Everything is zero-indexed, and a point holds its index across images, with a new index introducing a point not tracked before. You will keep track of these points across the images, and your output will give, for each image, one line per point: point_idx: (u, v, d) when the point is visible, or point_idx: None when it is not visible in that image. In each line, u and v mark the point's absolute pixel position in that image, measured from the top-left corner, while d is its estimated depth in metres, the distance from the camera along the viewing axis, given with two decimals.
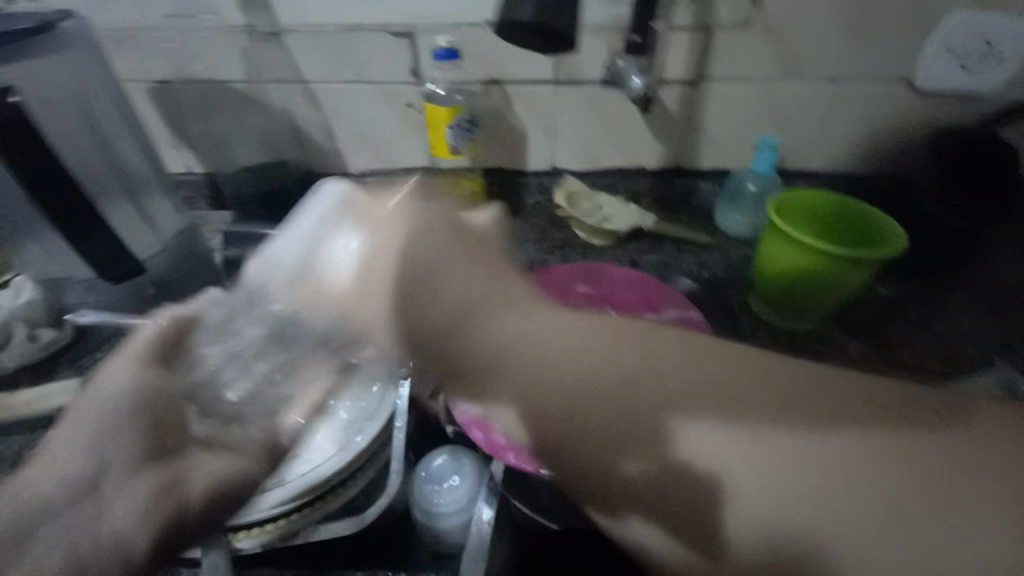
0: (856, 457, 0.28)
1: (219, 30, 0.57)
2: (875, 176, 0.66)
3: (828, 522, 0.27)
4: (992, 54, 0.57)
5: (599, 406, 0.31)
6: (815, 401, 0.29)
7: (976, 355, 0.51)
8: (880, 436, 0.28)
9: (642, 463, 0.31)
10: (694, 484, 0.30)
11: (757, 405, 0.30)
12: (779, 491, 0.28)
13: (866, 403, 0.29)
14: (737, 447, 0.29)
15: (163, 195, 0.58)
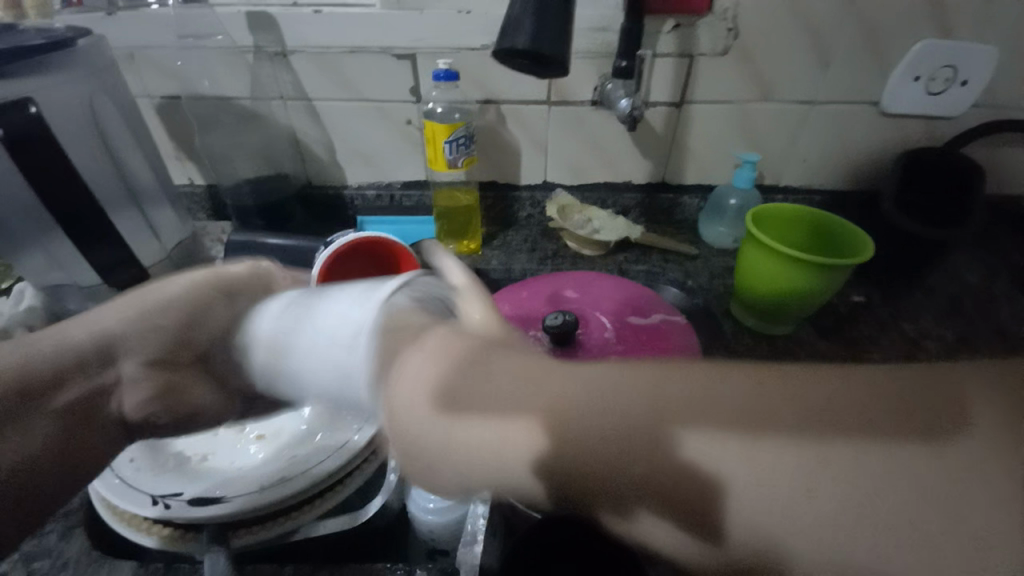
0: (943, 483, 0.20)
1: (229, 50, 0.60)
2: (847, 192, 0.70)
3: (867, 557, 0.21)
4: (956, 80, 0.62)
5: (618, 415, 0.25)
6: (913, 409, 0.22)
7: (941, 354, 0.55)
8: (991, 458, 0.20)
9: (652, 470, 0.24)
10: (710, 499, 0.23)
11: (843, 420, 0.22)
12: (823, 512, 0.21)
13: (1002, 430, 0.21)
14: (746, 460, 0.22)
15: (167, 206, 0.60)
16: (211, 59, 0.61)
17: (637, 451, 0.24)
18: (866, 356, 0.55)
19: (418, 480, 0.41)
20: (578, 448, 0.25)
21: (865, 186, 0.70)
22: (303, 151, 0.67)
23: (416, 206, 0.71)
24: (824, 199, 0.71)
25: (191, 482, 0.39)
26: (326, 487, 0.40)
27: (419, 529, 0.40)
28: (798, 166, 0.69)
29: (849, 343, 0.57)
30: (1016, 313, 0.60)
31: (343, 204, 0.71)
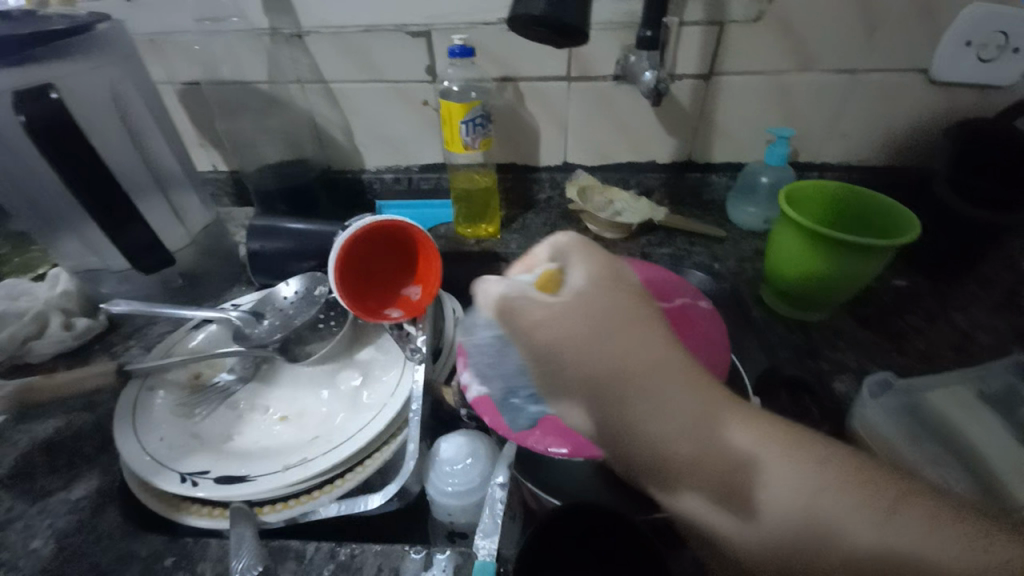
0: (782, 476, 0.29)
1: (247, 32, 0.60)
2: (889, 169, 0.66)
3: (783, 489, 0.28)
4: (1009, 47, 0.56)
5: (678, 432, 0.29)
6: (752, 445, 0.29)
7: (990, 343, 0.52)
8: (784, 452, 0.29)
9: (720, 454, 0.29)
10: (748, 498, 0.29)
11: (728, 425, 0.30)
12: (802, 486, 0.28)
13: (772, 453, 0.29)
14: (746, 441, 0.30)
15: (190, 191, 0.60)
16: (230, 44, 0.61)
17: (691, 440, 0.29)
18: (907, 343, 0.52)
19: (436, 463, 0.41)
20: (654, 424, 0.30)
21: (911, 163, 0.65)
22: (321, 136, 0.67)
23: (435, 188, 0.71)
24: (865, 177, 0.66)
25: (219, 460, 0.40)
26: (347, 467, 0.41)
27: (439, 510, 0.41)
28: (835, 142, 0.65)
29: (889, 331, 0.53)
30: None
31: (362, 189, 0.71)
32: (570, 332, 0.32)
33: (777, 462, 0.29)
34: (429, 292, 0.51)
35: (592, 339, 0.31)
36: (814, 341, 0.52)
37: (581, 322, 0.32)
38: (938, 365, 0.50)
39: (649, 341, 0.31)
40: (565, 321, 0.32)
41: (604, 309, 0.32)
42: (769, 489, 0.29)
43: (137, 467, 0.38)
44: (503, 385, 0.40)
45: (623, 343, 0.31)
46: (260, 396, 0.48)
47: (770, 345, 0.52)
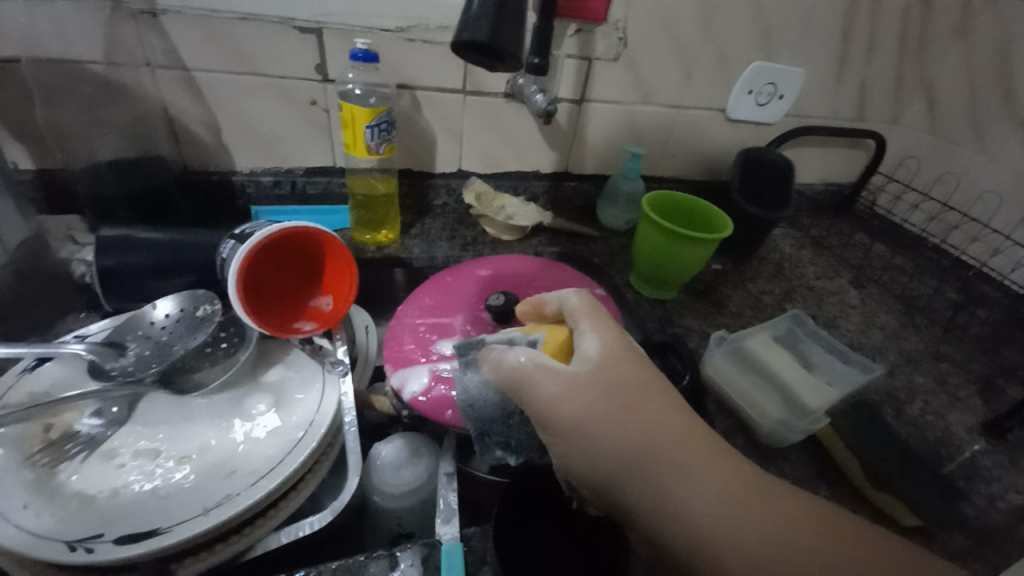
0: (757, 525, 0.31)
1: (71, 0, 0.49)
2: (704, 182, 0.87)
3: (750, 535, 0.31)
4: (777, 95, 0.79)
5: (658, 471, 0.34)
6: (730, 494, 0.32)
7: (773, 304, 0.73)
8: (761, 506, 0.32)
9: (695, 493, 0.33)
10: (715, 537, 0.31)
11: (714, 474, 0.33)
12: (766, 534, 0.30)
13: (746, 503, 0.32)
14: (718, 489, 0.33)
15: (6, 197, 0.46)
16: (41, 11, 0.48)
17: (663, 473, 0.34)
18: (727, 310, 0.70)
19: (378, 469, 0.42)
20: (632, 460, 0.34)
21: (717, 177, 0.87)
22: (179, 130, 0.58)
23: (323, 192, 0.67)
24: (689, 187, 0.86)
25: (112, 520, 0.34)
26: (283, 493, 0.38)
27: (384, 513, 0.42)
28: (669, 160, 0.82)
29: (716, 303, 0.71)
30: (816, 271, 0.80)
31: (234, 193, 0.63)
32: (576, 388, 0.37)
33: (748, 507, 0.32)
34: (343, 300, 0.49)
35: (594, 397, 0.36)
36: (671, 315, 0.67)
37: (587, 399, 0.36)
38: (747, 324, 0.68)
39: (652, 403, 0.36)
40: (585, 392, 0.36)
41: (602, 379, 0.37)
42: (737, 532, 0.31)
43: (14, 547, 0.31)
44: (476, 423, 0.39)
45: (620, 400, 0.36)
46: (145, 438, 0.40)
47: (642, 321, 0.64)
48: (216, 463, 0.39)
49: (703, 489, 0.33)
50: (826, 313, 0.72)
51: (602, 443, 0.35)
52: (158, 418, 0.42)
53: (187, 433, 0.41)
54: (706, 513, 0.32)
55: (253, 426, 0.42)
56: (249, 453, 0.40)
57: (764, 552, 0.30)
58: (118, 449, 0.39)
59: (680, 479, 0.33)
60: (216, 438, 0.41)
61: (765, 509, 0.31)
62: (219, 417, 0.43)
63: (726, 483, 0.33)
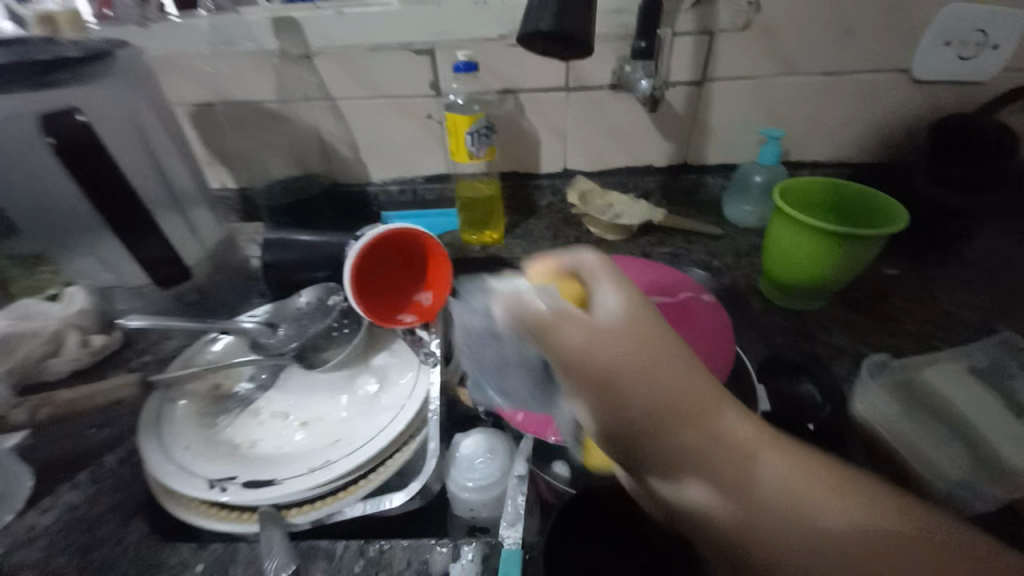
0: (823, 517, 0.27)
1: (255, 55, 0.62)
2: (875, 165, 0.69)
3: (814, 531, 0.27)
4: (988, 45, 0.59)
5: (694, 452, 0.29)
6: (784, 477, 0.28)
7: (980, 322, 0.54)
8: (835, 499, 0.27)
9: (737, 489, 0.29)
10: (765, 517, 0.28)
11: (764, 446, 0.29)
12: (834, 537, 0.26)
13: (814, 486, 0.28)
14: (774, 472, 0.29)
15: (204, 208, 0.62)
16: (238, 66, 0.63)
17: (706, 458, 0.29)
18: (899, 327, 0.54)
19: (456, 462, 0.42)
20: (670, 437, 0.30)
21: (895, 158, 0.68)
22: (327, 150, 0.69)
23: (438, 198, 0.73)
24: (852, 173, 0.69)
25: (245, 467, 0.42)
26: (371, 466, 0.42)
27: (461, 506, 0.42)
28: (822, 141, 0.67)
29: (884, 317, 0.55)
30: None
31: (367, 201, 0.73)
32: (604, 348, 0.31)
33: (810, 493, 0.28)
34: (440, 294, 0.53)
35: (620, 359, 0.31)
36: (813, 329, 0.54)
37: (616, 361, 0.31)
38: (932, 347, 0.52)
39: (682, 365, 0.31)
40: (610, 347, 0.31)
41: (643, 331, 0.32)
42: (799, 534, 0.27)
43: (162, 476, 0.40)
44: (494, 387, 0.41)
45: (651, 363, 0.31)
46: (278, 401, 0.49)
47: (769, 334, 0.53)
48: (325, 431, 0.46)
49: (752, 469, 0.29)
50: None
51: (630, 419, 0.30)
52: (286, 385, 0.51)
53: (305, 401, 0.49)
54: (767, 509, 0.28)
55: (354, 404, 0.48)
56: (350, 426, 0.46)
57: (842, 546, 0.26)
58: (258, 407, 0.48)
59: (731, 471, 0.29)
60: (327, 411, 0.48)
61: (833, 497, 0.27)
62: (331, 392, 0.50)
63: (788, 473, 0.28)
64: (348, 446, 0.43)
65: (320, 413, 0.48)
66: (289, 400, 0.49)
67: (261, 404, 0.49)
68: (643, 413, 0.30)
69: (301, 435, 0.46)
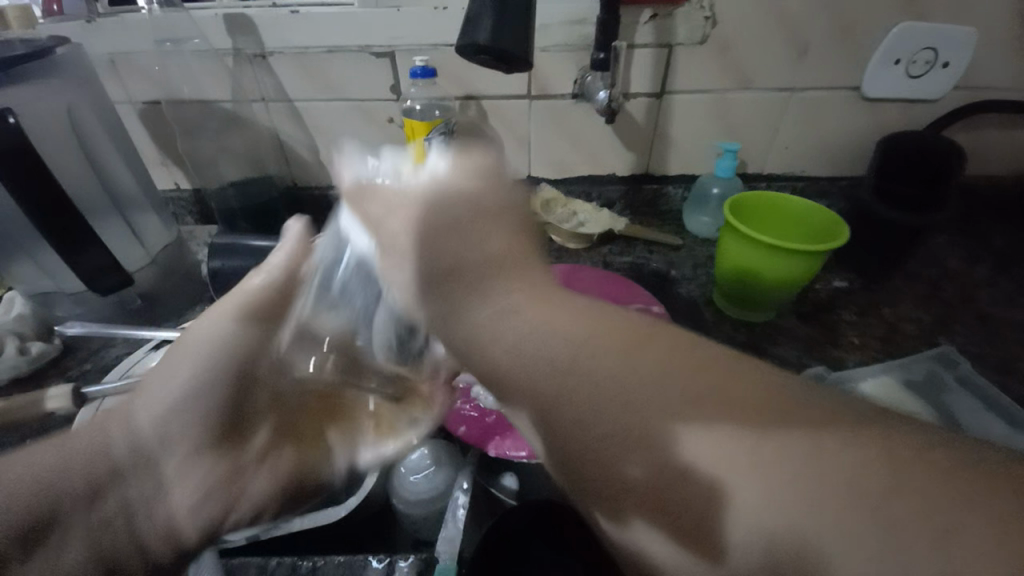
0: (796, 482, 0.21)
1: (209, 53, 0.60)
2: (830, 178, 0.71)
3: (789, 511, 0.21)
4: (938, 63, 0.61)
5: (610, 427, 0.25)
6: (756, 453, 0.22)
7: (920, 334, 0.56)
8: (831, 457, 0.21)
9: (646, 466, 0.24)
10: (694, 496, 0.23)
11: (730, 421, 0.23)
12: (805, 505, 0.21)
13: (802, 473, 0.21)
14: (748, 461, 0.22)
15: (150, 211, 0.60)
16: (190, 64, 0.61)
17: (632, 440, 0.25)
18: (846, 340, 0.55)
19: (401, 474, 0.42)
20: (588, 417, 0.26)
21: (848, 172, 0.70)
22: (286, 153, 0.68)
23: None
24: (808, 186, 0.71)
25: None
26: (308, 483, 0.40)
27: (405, 519, 0.42)
28: (778, 155, 0.69)
29: (831, 328, 0.57)
30: (996, 295, 0.60)
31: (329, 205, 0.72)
32: (516, 325, 0.29)
33: (784, 468, 0.22)
34: None
35: (512, 319, 0.28)
36: (763, 340, 0.55)
37: (526, 334, 0.28)
38: (873, 359, 0.53)
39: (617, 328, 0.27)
40: (519, 314, 0.29)
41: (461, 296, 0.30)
42: (749, 504, 0.22)
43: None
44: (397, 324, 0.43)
45: (572, 330, 0.28)
46: None
47: None
48: None
49: (686, 441, 0.24)
50: (1001, 354, 0.53)
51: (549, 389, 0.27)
52: None
53: None
54: (698, 478, 0.23)
55: None
56: None
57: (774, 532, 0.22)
58: None
59: (753, 420, 0.23)
60: None
61: (819, 463, 0.21)
62: None
63: (760, 448, 0.22)
64: None
65: None
66: None
67: None
68: (558, 380, 0.27)
69: None
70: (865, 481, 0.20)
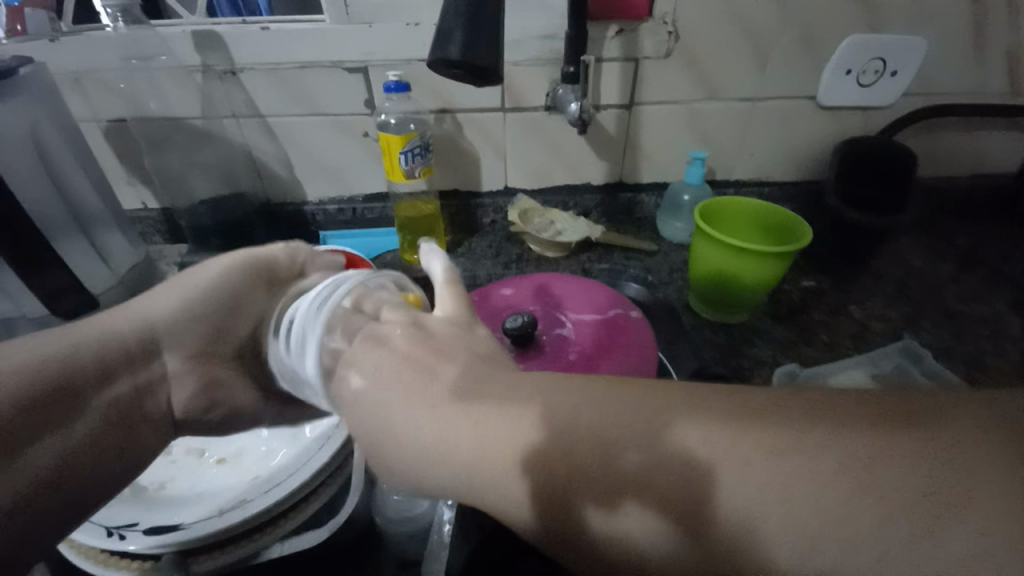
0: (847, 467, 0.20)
1: (176, 69, 0.59)
2: (794, 184, 0.74)
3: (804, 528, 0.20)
4: (887, 72, 0.65)
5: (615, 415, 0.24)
6: (768, 437, 0.22)
7: (884, 329, 0.58)
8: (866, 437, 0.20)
9: (643, 460, 0.23)
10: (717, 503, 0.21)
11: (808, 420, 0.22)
12: (832, 518, 0.19)
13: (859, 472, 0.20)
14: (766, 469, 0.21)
15: (118, 232, 0.59)
16: (157, 80, 0.60)
17: (629, 442, 0.23)
18: (817, 338, 0.57)
19: (387, 493, 0.42)
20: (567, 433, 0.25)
21: (811, 177, 0.74)
22: (259, 168, 0.67)
23: (380, 218, 0.72)
24: (773, 191, 0.74)
25: (148, 510, 0.39)
26: (288, 506, 0.39)
27: (391, 539, 0.41)
28: (745, 162, 0.72)
29: (802, 328, 0.59)
30: (955, 289, 0.63)
31: (306, 220, 0.71)
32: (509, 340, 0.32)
33: (801, 462, 0.21)
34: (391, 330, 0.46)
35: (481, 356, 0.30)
36: (737, 341, 0.57)
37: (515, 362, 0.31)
38: (842, 355, 0.55)
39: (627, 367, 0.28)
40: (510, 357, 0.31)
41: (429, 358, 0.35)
42: (776, 525, 0.20)
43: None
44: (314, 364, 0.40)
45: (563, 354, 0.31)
46: (194, 438, 0.46)
47: (698, 348, 0.56)
48: (243, 469, 0.43)
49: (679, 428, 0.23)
50: (963, 346, 0.56)
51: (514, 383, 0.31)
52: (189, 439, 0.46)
53: (218, 440, 0.46)
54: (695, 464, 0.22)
55: (275, 439, 0.45)
56: (270, 462, 0.43)
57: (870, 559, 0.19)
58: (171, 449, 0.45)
59: (779, 431, 0.22)
60: (244, 448, 0.45)
61: (892, 454, 0.20)
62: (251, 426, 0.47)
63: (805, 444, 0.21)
64: (265, 480, 0.40)
65: (238, 449, 0.45)
66: (204, 437, 0.46)
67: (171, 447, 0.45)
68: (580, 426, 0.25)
69: (215, 475, 0.43)
70: (880, 480, 0.19)
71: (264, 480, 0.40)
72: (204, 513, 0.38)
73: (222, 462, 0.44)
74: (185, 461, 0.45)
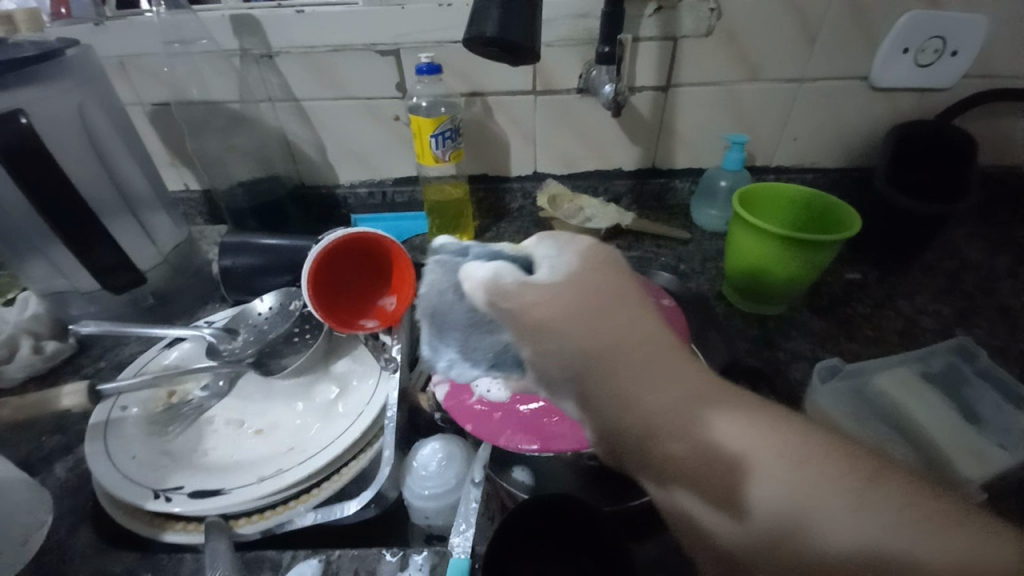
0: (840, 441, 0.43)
1: (216, 54, 0.61)
2: (840, 170, 0.70)
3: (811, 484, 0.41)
4: (946, 51, 0.60)
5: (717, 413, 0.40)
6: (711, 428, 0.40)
7: (934, 325, 0.55)
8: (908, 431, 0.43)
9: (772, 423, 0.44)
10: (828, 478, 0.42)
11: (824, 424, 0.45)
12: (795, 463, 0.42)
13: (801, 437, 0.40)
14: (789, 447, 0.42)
15: (162, 212, 0.61)
16: (198, 65, 0.62)
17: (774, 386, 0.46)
18: (857, 331, 0.55)
19: (414, 470, 0.41)
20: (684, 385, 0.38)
21: (858, 163, 0.70)
22: (293, 150, 0.68)
23: (409, 201, 0.72)
24: (817, 178, 0.70)
25: (191, 477, 0.41)
26: (321, 477, 0.41)
27: (416, 514, 0.42)
28: (787, 147, 0.69)
29: (842, 322, 0.56)
30: (1011, 285, 0.59)
31: (337, 203, 0.72)
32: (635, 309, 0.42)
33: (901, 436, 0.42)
34: (404, 301, 0.50)
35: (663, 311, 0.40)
36: (771, 332, 0.55)
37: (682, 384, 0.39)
38: (886, 351, 0.53)
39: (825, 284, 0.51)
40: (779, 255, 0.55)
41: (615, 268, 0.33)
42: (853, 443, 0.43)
43: (108, 485, 0.39)
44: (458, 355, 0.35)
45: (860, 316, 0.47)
46: (234, 411, 0.48)
47: (732, 339, 0.54)
48: (269, 442, 0.45)
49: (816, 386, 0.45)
50: (1019, 345, 0.53)
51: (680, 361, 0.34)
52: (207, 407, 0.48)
53: (238, 410, 0.48)
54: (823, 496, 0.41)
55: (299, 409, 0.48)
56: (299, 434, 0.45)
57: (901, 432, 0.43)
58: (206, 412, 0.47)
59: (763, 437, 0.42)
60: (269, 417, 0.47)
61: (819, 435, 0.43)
62: (279, 397, 0.49)
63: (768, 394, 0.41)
64: (298, 452, 0.42)
65: (266, 417, 0.47)
66: (231, 409, 0.48)
67: (205, 415, 0.47)
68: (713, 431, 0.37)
69: (248, 445, 0.45)
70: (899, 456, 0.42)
71: (297, 453, 0.42)
72: (242, 479, 0.40)
73: (255, 428, 0.46)
74: (217, 428, 0.46)
